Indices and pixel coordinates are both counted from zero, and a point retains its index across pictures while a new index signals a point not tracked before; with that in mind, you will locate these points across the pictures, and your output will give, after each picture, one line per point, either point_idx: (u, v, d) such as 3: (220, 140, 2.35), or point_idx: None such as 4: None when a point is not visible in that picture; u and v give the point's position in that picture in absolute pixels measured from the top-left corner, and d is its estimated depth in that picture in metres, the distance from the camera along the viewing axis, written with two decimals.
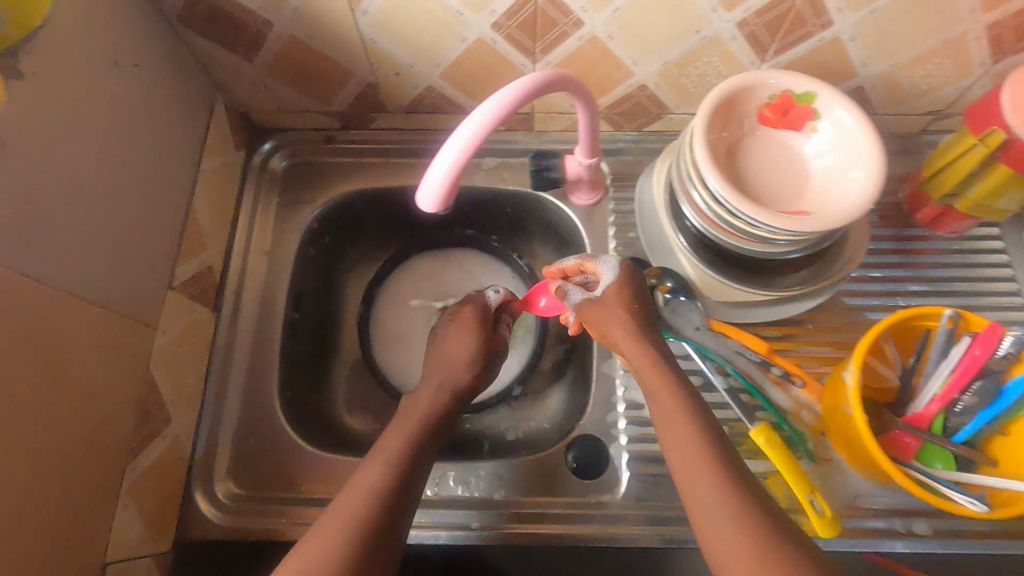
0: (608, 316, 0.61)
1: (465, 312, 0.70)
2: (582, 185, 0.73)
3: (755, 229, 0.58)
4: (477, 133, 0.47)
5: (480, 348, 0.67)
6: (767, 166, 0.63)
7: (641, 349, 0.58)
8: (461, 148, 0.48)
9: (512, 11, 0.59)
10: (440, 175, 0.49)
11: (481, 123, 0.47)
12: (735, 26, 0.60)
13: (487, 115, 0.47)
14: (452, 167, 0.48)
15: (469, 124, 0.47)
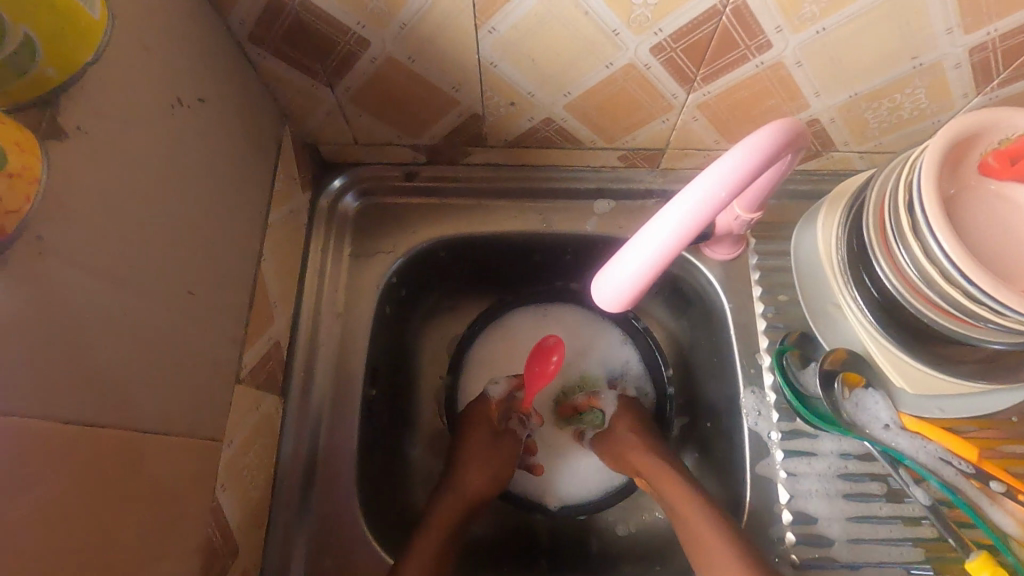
0: (626, 444, 0.61)
1: (472, 414, 0.64)
2: (725, 239, 0.60)
3: (1001, 317, 0.44)
4: (697, 215, 0.37)
5: (491, 448, 0.62)
6: (994, 228, 0.48)
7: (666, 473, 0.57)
8: (674, 235, 0.38)
9: (685, 30, 0.45)
10: (640, 262, 0.39)
11: (702, 203, 0.37)
12: (966, 52, 0.47)
13: (711, 192, 0.36)
14: (660, 256, 0.39)
15: (686, 203, 0.37)
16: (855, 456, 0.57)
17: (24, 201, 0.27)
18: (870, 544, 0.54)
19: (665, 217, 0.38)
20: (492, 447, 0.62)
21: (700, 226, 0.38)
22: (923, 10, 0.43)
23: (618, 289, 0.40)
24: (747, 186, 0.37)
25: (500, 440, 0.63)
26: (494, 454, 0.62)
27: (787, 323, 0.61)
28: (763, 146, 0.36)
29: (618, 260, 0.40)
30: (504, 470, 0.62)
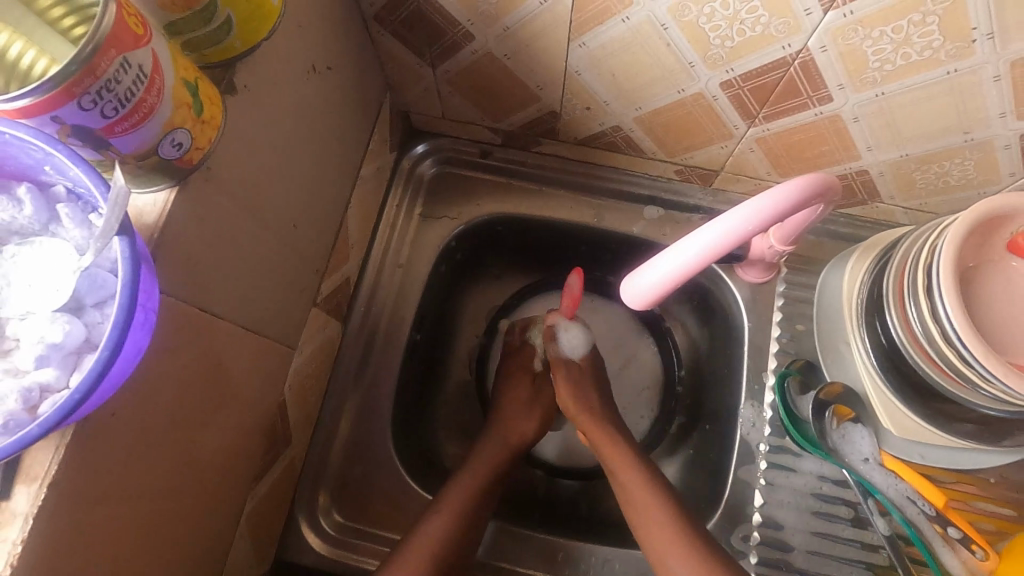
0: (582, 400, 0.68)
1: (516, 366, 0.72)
2: (756, 264, 0.65)
3: (988, 384, 0.49)
4: (718, 245, 0.43)
5: (534, 396, 0.71)
6: (1009, 304, 0.52)
7: (612, 432, 0.65)
8: (707, 246, 0.43)
9: (754, 74, 0.50)
10: (659, 280, 0.46)
11: (741, 223, 0.41)
12: (1017, 136, 0.50)
13: (736, 228, 0.42)
14: (677, 275, 0.45)
15: (709, 234, 0.42)
16: (831, 479, 0.62)
17: (208, 141, 0.36)
18: (828, 560, 0.60)
19: (689, 241, 0.44)
20: (535, 395, 0.71)
21: (736, 241, 0.42)
22: (979, 93, 0.47)
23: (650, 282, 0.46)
24: (771, 225, 0.42)
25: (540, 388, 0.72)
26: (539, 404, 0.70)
27: (797, 350, 0.66)
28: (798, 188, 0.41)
29: (641, 271, 0.47)
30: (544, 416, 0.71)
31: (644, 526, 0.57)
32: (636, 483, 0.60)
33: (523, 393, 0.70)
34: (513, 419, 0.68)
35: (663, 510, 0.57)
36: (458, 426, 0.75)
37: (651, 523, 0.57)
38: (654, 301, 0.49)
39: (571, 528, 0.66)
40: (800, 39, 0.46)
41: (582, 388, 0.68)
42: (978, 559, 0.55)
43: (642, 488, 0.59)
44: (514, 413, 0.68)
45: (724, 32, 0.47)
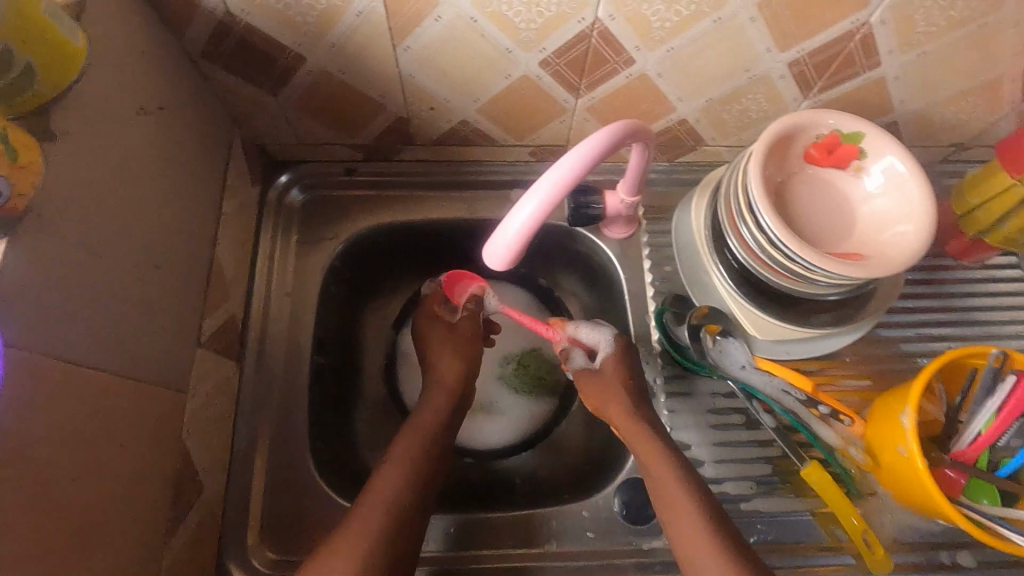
0: (606, 387, 0.66)
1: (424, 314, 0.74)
2: (616, 220, 0.72)
3: (812, 271, 0.57)
4: (560, 186, 0.45)
5: (451, 337, 0.72)
6: (815, 206, 0.62)
7: (636, 420, 0.62)
8: (552, 188, 0.45)
9: (564, 49, 0.57)
10: (507, 241, 0.47)
11: (574, 163, 0.45)
12: (785, 66, 0.59)
13: (572, 168, 0.45)
14: (522, 233, 0.47)
15: (545, 184, 0.45)
16: (722, 394, 0.68)
17: (30, 186, 0.36)
18: (735, 465, 0.66)
19: (530, 195, 0.46)
20: (455, 334, 0.72)
21: (574, 181, 0.46)
22: (742, 34, 0.56)
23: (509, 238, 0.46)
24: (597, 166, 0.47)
25: (456, 326, 0.72)
26: (458, 337, 0.72)
27: (670, 288, 0.73)
28: (611, 133, 0.47)
29: (496, 235, 0.47)
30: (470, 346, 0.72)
31: (670, 517, 0.56)
32: (659, 468, 0.58)
33: (437, 336, 0.72)
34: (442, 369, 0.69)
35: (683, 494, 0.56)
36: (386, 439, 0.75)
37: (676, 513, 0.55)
38: (509, 265, 0.50)
39: (509, 505, 0.69)
40: (590, 12, 0.52)
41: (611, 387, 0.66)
42: (848, 426, 0.64)
43: (669, 478, 0.57)
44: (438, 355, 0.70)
45: (527, 16, 0.52)
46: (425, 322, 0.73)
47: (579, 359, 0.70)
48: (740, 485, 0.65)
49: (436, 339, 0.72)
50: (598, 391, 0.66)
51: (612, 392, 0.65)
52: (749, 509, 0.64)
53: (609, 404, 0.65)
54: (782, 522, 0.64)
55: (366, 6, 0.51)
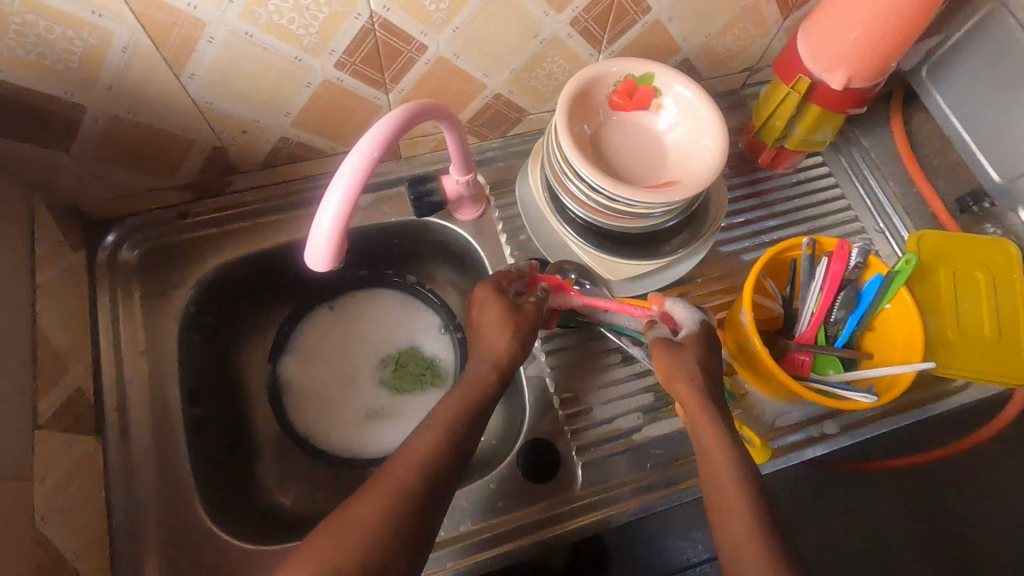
0: (672, 363, 0.58)
1: (479, 297, 0.64)
2: (463, 202, 0.74)
3: (634, 205, 0.62)
4: (361, 161, 0.46)
5: (512, 315, 0.63)
6: (629, 148, 0.67)
7: (702, 405, 0.57)
8: (354, 165, 0.46)
9: (352, 48, 0.58)
10: (326, 228, 0.46)
11: (371, 138, 0.46)
12: (568, 25, 0.64)
13: (370, 143, 0.46)
14: (338, 215, 0.46)
15: (349, 163, 0.46)
16: (594, 339, 0.72)
17: None
18: (618, 400, 0.70)
19: (336, 178, 0.46)
20: (516, 314, 0.63)
21: (376, 155, 0.47)
22: (515, 4, 0.59)
23: (324, 224, 0.46)
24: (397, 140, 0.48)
25: (522, 313, 0.64)
26: (515, 326, 0.62)
27: (530, 255, 0.76)
28: (404, 108, 0.49)
29: (314, 226, 0.47)
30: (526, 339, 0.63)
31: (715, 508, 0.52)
32: (713, 453, 0.54)
33: (493, 319, 0.63)
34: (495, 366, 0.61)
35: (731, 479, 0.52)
36: (289, 471, 0.73)
37: (726, 508, 0.51)
38: (340, 259, 0.49)
39: None
40: (363, 6, 0.54)
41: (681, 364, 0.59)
42: None
43: (721, 464, 0.53)
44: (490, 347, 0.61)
45: (301, 22, 0.53)
46: (476, 303, 0.64)
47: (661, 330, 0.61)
48: (627, 418, 0.69)
49: (488, 326, 0.62)
50: (665, 364, 0.59)
51: (677, 371, 0.58)
52: (640, 437, 0.68)
53: (669, 380, 0.59)
54: (672, 440, 0.69)
55: (129, 40, 0.50)
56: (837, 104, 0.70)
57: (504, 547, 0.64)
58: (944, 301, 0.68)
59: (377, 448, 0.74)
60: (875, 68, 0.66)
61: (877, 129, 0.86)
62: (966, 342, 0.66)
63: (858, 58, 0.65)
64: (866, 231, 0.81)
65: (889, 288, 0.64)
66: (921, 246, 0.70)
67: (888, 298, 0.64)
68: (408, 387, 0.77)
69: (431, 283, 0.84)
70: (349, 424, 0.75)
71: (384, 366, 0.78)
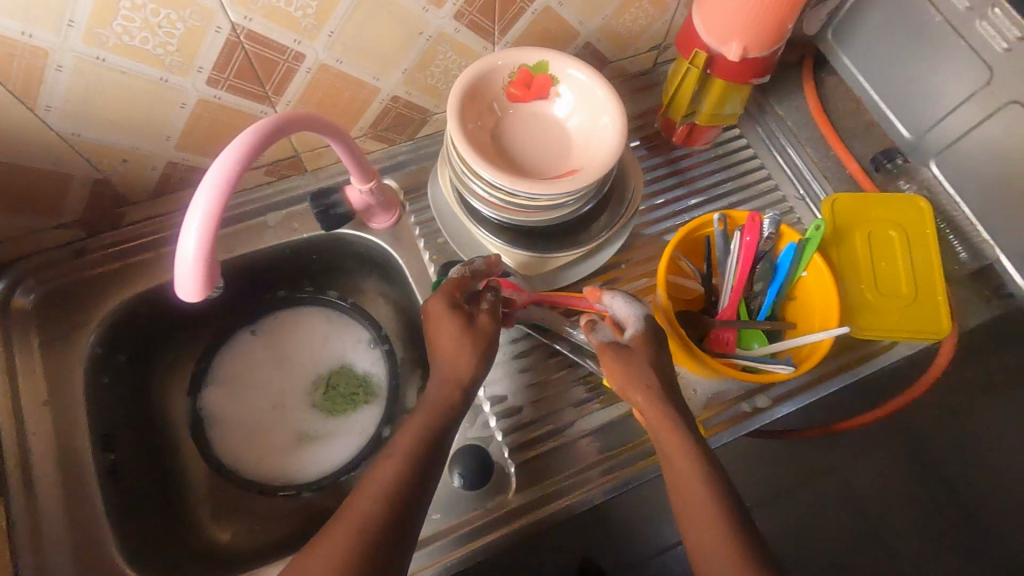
0: (631, 370, 0.56)
1: (433, 312, 0.59)
2: (374, 210, 0.72)
3: (536, 197, 0.60)
4: (223, 173, 0.43)
5: (469, 329, 0.58)
6: (531, 139, 0.66)
7: (666, 413, 0.54)
8: (215, 177, 0.43)
9: (222, 63, 0.55)
10: (192, 249, 0.43)
11: (232, 148, 0.44)
12: (452, 20, 0.62)
13: (232, 153, 0.44)
14: (204, 232, 0.43)
15: (210, 176, 0.43)
16: (519, 338, 0.71)
17: None
18: (548, 396, 0.69)
19: (198, 194, 0.43)
20: (474, 332, 0.58)
21: (240, 167, 0.44)
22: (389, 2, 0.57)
23: (188, 244, 0.43)
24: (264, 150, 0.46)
25: (478, 325, 0.59)
26: (473, 338, 0.57)
27: (450, 258, 0.75)
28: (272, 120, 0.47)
29: (179, 249, 0.44)
30: (487, 350, 0.58)
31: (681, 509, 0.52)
32: (681, 463, 0.52)
33: (450, 332, 0.58)
34: (454, 374, 0.56)
35: (701, 485, 0.51)
36: (222, 506, 0.71)
37: (699, 517, 0.50)
38: (216, 283, 0.46)
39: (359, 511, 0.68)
40: (222, 19, 0.51)
41: (640, 369, 0.56)
42: None
43: (691, 473, 0.52)
44: (449, 359, 0.57)
45: (156, 40, 0.50)
46: (430, 318, 0.59)
47: (604, 331, 0.60)
48: (560, 414, 0.68)
49: (447, 341, 0.57)
50: (625, 368, 0.56)
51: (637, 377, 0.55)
52: (574, 432, 0.67)
53: (626, 387, 0.56)
54: (607, 431, 0.68)
55: None
56: (739, 76, 0.69)
57: (443, 560, 0.61)
58: (861, 264, 0.68)
59: (312, 472, 0.71)
60: (768, 36, 0.65)
61: (790, 95, 0.86)
62: (884, 304, 0.66)
63: (750, 28, 0.64)
64: (787, 199, 0.81)
65: (802, 256, 0.64)
66: (834, 210, 0.70)
67: (803, 266, 0.64)
68: (342, 406, 0.74)
69: (354, 296, 0.81)
70: (283, 450, 0.72)
71: (316, 387, 0.75)
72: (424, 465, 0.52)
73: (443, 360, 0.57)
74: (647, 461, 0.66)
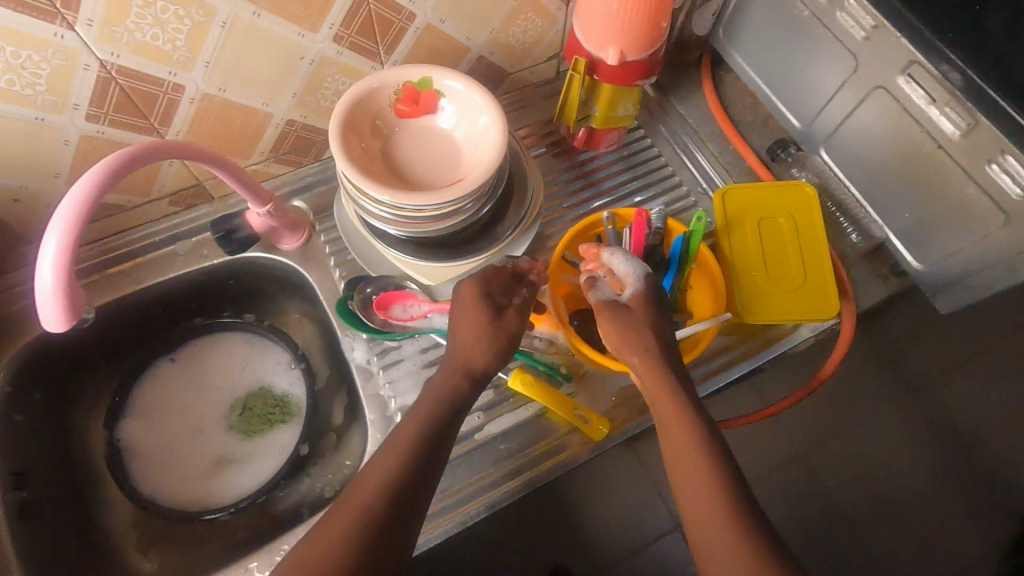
0: (629, 333, 0.59)
1: (464, 308, 0.60)
2: (280, 232, 0.73)
3: (421, 209, 0.62)
4: (75, 202, 0.45)
5: (494, 325, 0.59)
6: (422, 153, 0.67)
7: (660, 377, 0.57)
8: (66, 207, 0.45)
9: (98, 98, 0.57)
10: (48, 277, 0.44)
11: (86, 177, 0.46)
12: (331, 43, 0.64)
13: (85, 182, 0.45)
14: (58, 261, 0.44)
15: (63, 206, 0.45)
16: (429, 348, 0.72)
17: None
18: None
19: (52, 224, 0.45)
20: (497, 326, 0.59)
21: (93, 194, 0.46)
22: (261, 30, 0.58)
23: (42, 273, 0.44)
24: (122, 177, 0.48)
25: (503, 321, 0.60)
26: (492, 330, 0.59)
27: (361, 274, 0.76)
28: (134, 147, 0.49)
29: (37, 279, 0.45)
30: (508, 343, 0.60)
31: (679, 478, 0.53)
32: (679, 430, 0.54)
33: (476, 323, 0.59)
34: (469, 354, 0.58)
35: (697, 449, 0.52)
36: (145, 535, 0.71)
37: (690, 483, 0.52)
38: (83, 311, 0.47)
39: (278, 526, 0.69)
40: (88, 56, 0.53)
41: (637, 334, 0.60)
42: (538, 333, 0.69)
43: (683, 435, 0.54)
44: (467, 342, 0.59)
45: (23, 81, 0.52)
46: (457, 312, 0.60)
47: (604, 292, 0.63)
48: (470, 419, 0.69)
49: (468, 331, 0.59)
50: (623, 333, 0.60)
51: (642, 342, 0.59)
52: (484, 435, 0.68)
53: (628, 354, 0.59)
54: (519, 432, 0.68)
55: None
56: (624, 79, 0.72)
57: None
58: (752, 253, 0.70)
59: (230, 494, 0.72)
60: (642, 39, 0.68)
61: (691, 94, 0.89)
62: (771, 292, 0.68)
63: (623, 33, 0.67)
64: (691, 194, 0.83)
65: (690, 248, 0.67)
66: (725, 202, 0.72)
67: (692, 257, 0.67)
68: (261, 426, 0.76)
69: (271, 319, 0.83)
70: (201, 475, 0.73)
71: (235, 410, 0.77)
72: (431, 441, 0.53)
73: (464, 348, 0.58)
74: (558, 458, 0.67)
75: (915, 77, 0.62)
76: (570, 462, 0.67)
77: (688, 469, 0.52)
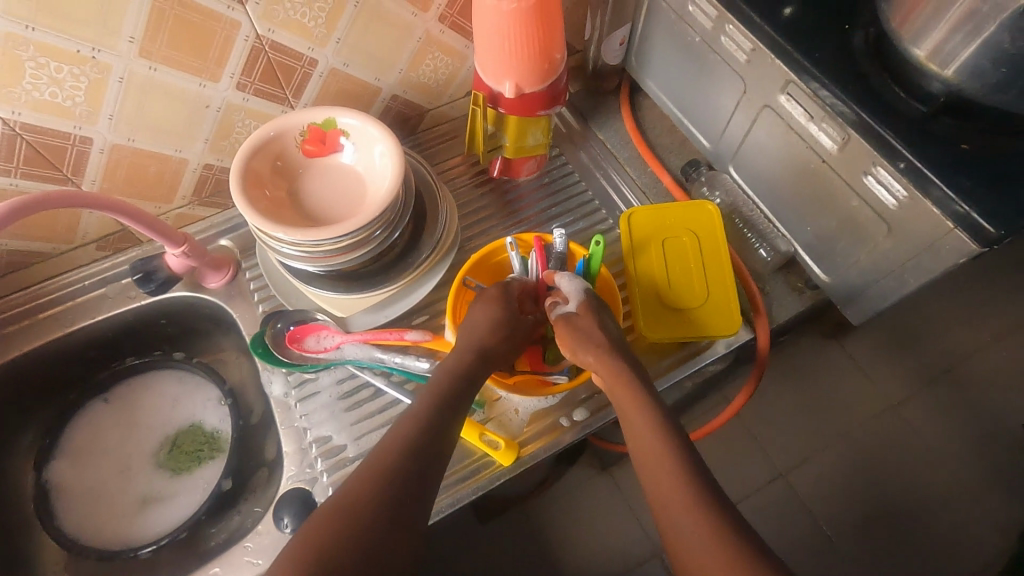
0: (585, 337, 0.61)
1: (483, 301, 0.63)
2: (203, 270, 0.76)
3: (319, 245, 0.63)
4: None
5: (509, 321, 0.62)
6: (330, 190, 0.70)
7: (619, 374, 0.58)
8: None
9: (6, 154, 0.60)
10: None
11: None
12: (234, 91, 0.67)
13: None
14: None
15: None
16: (346, 379, 0.73)
17: None
18: (372, 433, 0.70)
19: None
20: (512, 325, 0.62)
21: None
22: (160, 83, 0.62)
23: None
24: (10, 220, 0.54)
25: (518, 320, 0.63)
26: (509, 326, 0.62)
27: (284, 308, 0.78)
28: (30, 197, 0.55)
29: None
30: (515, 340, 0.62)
31: (646, 470, 0.54)
32: (642, 422, 0.56)
33: (492, 318, 0.62)
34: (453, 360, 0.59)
35: (656, 440, 0.54)
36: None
37: (654, 472, 0.53)
38: None
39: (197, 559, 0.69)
40: None
41: (587, 334, 0.61)
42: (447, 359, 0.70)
43: (645, 426, 0.55)
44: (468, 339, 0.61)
45: None
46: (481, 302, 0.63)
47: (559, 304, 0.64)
48: None
49: (485, 322, 0.61)
50: (574, 337, 0.61)
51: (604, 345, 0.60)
52: None
53: (583, 355, 0.60)
54: None
55: None
56: (526, 111, 0.74)
57: None
58: (655, 273, 0.71)
59: (154, 531, 0.73)
60: (535, 74, 0.70)
61: (612, 121, 0.91)
62: (666, 314, 0.69)
63: (516, 69, 0.69)
64: (611, 217, 0.85)
65: (590, 271, 0.68)
66: (631, 225, 0.73)
67: (592, 281, 0.68)
68: (188, 463, 0.77)
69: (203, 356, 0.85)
70: (127, 514, 0.74)
71: (163, 448, 0.78)
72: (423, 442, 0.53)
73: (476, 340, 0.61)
74: (472, 483, 0.67)
75: (794, 95, 0.63)
76: (481, 488, 0.67)
77: (653, 462, 0.53)
